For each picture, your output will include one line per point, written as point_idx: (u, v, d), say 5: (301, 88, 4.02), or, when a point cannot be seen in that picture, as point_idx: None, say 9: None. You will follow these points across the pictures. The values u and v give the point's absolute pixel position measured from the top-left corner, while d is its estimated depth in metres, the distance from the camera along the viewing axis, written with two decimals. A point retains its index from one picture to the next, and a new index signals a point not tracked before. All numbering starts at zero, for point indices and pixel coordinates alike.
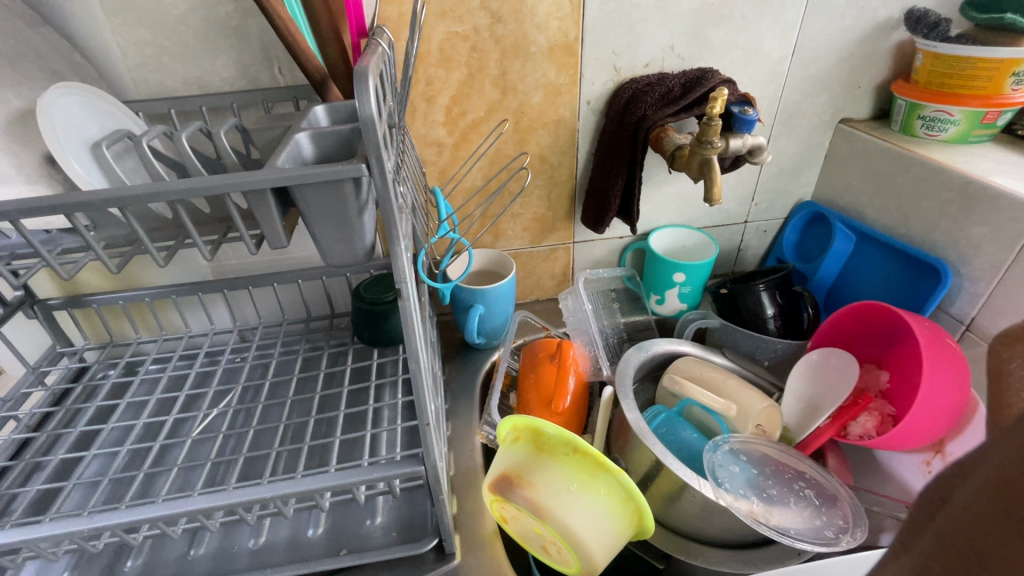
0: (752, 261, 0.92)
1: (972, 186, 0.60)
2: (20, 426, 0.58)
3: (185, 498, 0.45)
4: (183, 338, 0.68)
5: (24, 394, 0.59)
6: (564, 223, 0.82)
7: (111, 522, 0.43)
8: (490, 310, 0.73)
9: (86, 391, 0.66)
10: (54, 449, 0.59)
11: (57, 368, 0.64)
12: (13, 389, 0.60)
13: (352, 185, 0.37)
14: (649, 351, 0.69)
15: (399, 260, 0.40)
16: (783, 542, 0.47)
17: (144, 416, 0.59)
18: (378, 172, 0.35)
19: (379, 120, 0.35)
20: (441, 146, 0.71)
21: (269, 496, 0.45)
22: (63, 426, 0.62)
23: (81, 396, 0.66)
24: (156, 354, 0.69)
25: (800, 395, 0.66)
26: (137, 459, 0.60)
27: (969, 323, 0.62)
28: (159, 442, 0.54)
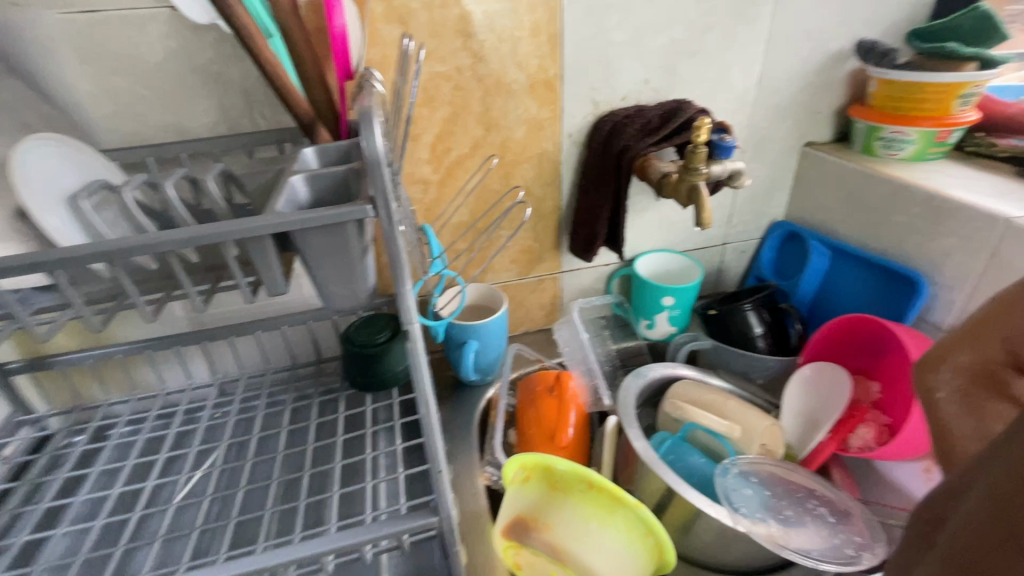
0: (733, 280, 0.94)
1: (937, 200, 0.63)
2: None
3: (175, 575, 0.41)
4: (160, 395, 0.64)
5: None
6: (551, 253, 0.82)
7: None
8: (484, 346, 0.72)
9: (51, 461, 0.61)
10: (16, 530, 0.54)
11: (18, 439, 0.58)
12: None
13: (354, 226, 0.36)
14: (647, 377, 0.69)
15: (405, 300, 0.38)
16: (808, 566, 0.46)
17: (120, 485, 0.54)
18: (384, 213, 0.35)
19: (385, 161, 0.34)
20: (427, 183, 0.71)
21: (269, 564, 0.41)
22: (25, 503, 0.56)
23: (46, 467, 0.60)
24: (130, 415, 0.64)
25: (799, 411, 0.66)
26: (112, 533, 0.55)
27: (948, 329, 0.65)
28: (139, 512, 0.49)
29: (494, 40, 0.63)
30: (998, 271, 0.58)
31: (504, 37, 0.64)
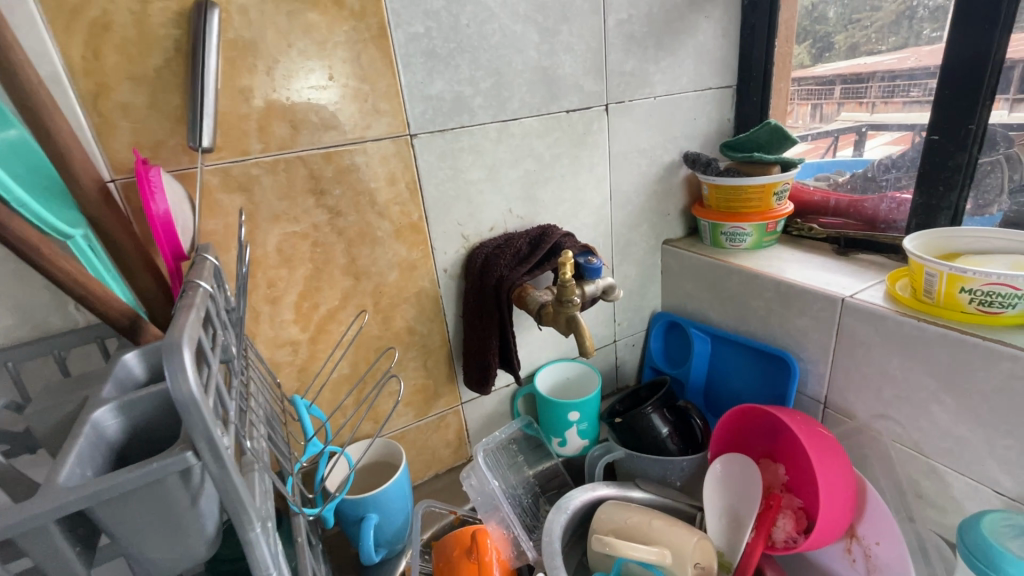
0: (631, 374, 0.95)
1: (783, 286, 0.70)
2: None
3: None
4: None
5: None
6: (448, 386, 0.77)
7: None
8: (385, 516, 0.63)
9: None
10: None
11: None
12: None
13: (177, 479, 0.29)
14: (569, 510, 0.64)
15: (258, 548, 0.32)
16: None
17: None
18: (210, 459, 0.29)
19: (204, 396, 0.28)
20: (295, 344, 0.64)
21: None
22: None
23: None
24: None
25: (720, 511, 0.65)
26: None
27: (824, 401, 0.69)
28: None
29: (349, 194, 0.62)
30: (848, 345, 0.64)
31: (360, 190, 0.63)
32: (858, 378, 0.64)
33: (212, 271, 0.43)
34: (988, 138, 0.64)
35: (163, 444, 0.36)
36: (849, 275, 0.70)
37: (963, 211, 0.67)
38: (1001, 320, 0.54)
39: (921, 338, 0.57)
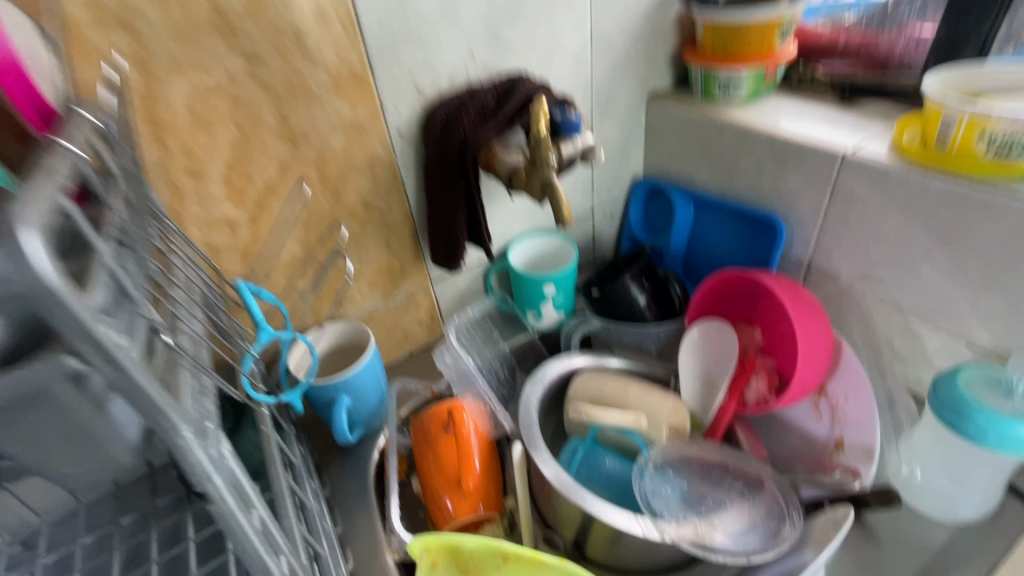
0: (610, 246, 0.91)
1: (779, 140, 0.63)
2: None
3: None
4: None
5: None
6: (415, 265, 0.72)
7: None
8: (357, 397, 0.62)
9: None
10: None
11: None
12: None
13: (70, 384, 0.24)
14: (545, 381, 0.63)
15: (193, 454, 0.27)
16: (741, 564, 0.45)
17: None
18: (102, 358, 0.23)
19: (72, 283, 0.22)
20: (232, 224, 0.56)
21: None
22: None
23: None
24: None
25: (695, 375, 0.65)
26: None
27: (809, 263, 0.66)
28: None
29: (267, 33, 0.49)
30: (843, 204, 0.60)
31: (281, 27, 0.50)
32: (849, 238, 0.60)
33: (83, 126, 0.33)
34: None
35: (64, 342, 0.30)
36: (852, 126, 0.63)
37: (991, 47, 0.59)
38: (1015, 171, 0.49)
39: (925, 194, 0.52)
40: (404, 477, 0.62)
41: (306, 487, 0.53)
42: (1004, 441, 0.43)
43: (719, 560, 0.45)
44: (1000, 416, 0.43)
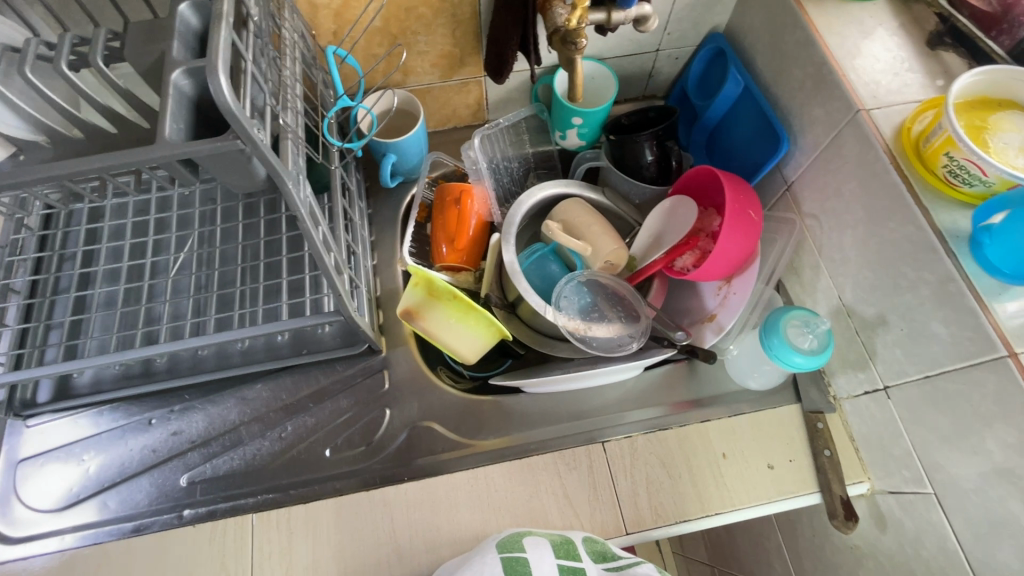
0: (662, 85, 0.95)
1: (827, 68, 0.64)
2: (25, 278, 0.75)
3: (178, 340, 0.69)
4: (129, 202, 0.79)
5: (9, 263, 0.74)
6: (472, 58, 0.81)
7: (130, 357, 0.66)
8: (403, 156, 0.83)
9: (62, 236, 0.79)
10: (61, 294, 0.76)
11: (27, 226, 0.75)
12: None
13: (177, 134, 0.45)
14: (537, 196, 0.83)
15: (295, 202, 0.51)
16: (582, 348, 0.75)
17: (121, 265, 0.75)
18: (175, 133, 0.45)
19: (236, 101, 0.42)
20: (328, 7, 0.68)
21: (216, 341, 0.67)
22: (58, 271, 0.78)
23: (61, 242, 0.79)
24: (112, 215, 0.79)
25: (650, 230, 0.82)
26: (135, 272, 0.79)
27: (789, 186, 0.75)
28: (143, 304, 0.76)
29: None
30: (820, 165, 0.69)
31: None
32: (817, 182, 0.70)
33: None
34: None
35: (216, 111, 0.49)
36: (902, 73, 0.62)
37: None
38: (955, 193, 0.55)
39: (881, 177, 0.59)
40: (421, 221, 0.87)
41: (357, 203, 0.82)
42: (782, 362, 0.64)
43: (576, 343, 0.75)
44: (787, 347, 0.63)
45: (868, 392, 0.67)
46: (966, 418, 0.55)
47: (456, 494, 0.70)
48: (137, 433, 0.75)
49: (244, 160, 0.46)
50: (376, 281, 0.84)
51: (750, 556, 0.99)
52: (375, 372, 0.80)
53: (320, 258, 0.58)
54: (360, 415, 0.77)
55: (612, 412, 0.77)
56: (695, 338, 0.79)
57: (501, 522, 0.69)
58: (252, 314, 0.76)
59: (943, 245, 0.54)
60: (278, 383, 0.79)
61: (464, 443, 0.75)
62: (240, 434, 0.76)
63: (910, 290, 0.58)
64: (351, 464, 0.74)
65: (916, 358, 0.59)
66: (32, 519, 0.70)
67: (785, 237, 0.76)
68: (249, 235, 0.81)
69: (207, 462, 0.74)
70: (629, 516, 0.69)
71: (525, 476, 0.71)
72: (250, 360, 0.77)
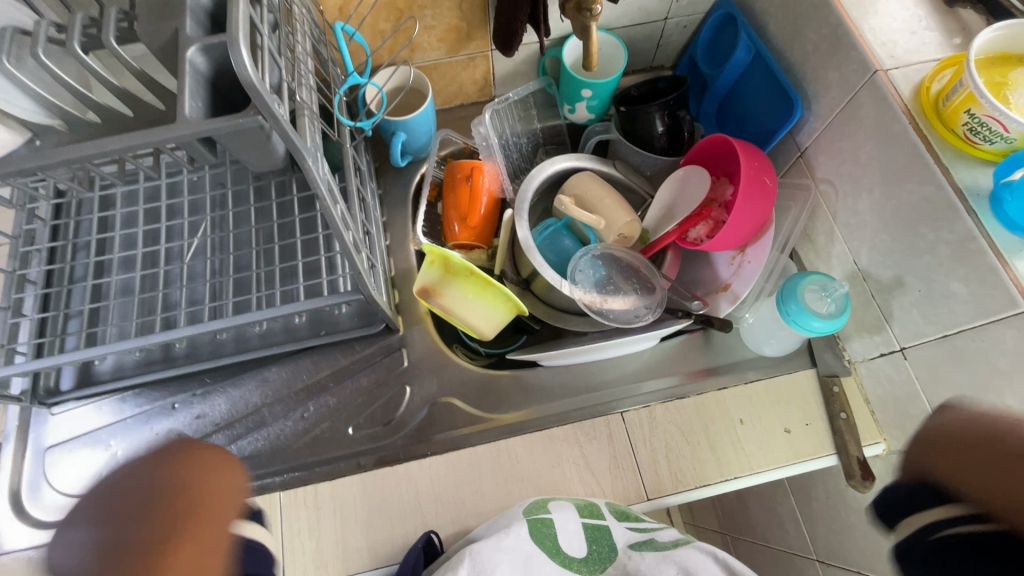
0: (670, 55, 0.94)
1: (842, 30, 0.63)
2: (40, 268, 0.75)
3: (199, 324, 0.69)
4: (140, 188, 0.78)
5: (25, 252, 0.74)
6: (480, 32, 0.80)
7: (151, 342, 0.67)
8: (412, 134, 0.83)
9: (75, 225, 0.79)
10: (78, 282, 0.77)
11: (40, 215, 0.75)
12: (14, 251, 0.74)
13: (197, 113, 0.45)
14: (549, 171, 0.83)
15: (315, 179, 0.51)
16: (599, 321, 0.75)
17: (137, 251, 0.75)
18: (194, 111, 0.44)
19: (257, 75, 0.41)
20: None
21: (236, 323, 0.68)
22: (73, 260, 0.78)
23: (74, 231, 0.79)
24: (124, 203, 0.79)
25: (662, 202, 0.82)
26: (150, 259, 0.79)
27: (802, 152, 0.75)
28: (160, 290, 0.76)
29: None
30: (835, 129, 0.68)
31: None
32: (832, 146, 0.69)
33: None
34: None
35: (233, 89, 0.49)
36: (919, 32, 0.62)
37: None
38: (974, 150, 0.55)
39: (899, 138, 0.59)
40: (432, 199, 0.87)
41: (368, 183, 0.82)
42: (801, 327, 0.64)
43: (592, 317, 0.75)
44: (806, 312, 0.64)
45: (884, 354, 0.68)
46: (985, 374, 0.55)
47: (480, 467, 0.71)
48: (161, 418, 0.76)
49: (264, 137, 0.46)
50: (390, 261, 0.85)
51: (765, 522, 1.01)
52: (393, 351, 0.81)
53: (339, 235, 0.58)
54: (381, 393, 0.78)
55: (629, 383, 0.78)
56: (710, 307, 0.79)
57: (525, 492, 0.70)
58: (269, 297, 0.77)
59: (963, 203, 0.54)
60: (297, 365, 0.79)
61: (483, 418, 0.76)
62: (263, 416, 0.76)
63: (928, 251, 0.58)
64: (374, 441, 0.75)
65: (934, 318, 0.60)
66: (64, 503, 0.71)
67: (798, 203, 0.76)
68: (261, 219, 0.81)
69: (232, 444, 0.75)
70: (650, 484, 0.70)
71: (547, 448, 0.72)
72: (269, 342, 0.78)
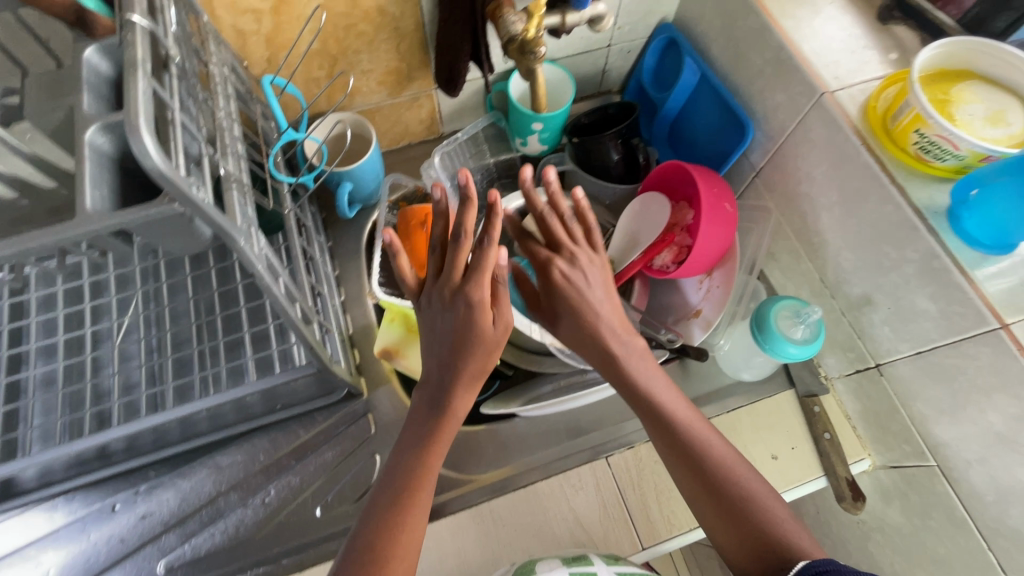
0: (616, 80, 0.93)
1: (785, 53, 0.63)
2: None
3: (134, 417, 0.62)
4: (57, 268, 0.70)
5: None
6: (421, 72, 0.77)
7: (78, 447, 0.59)
8: (359, 183, 0.78)
9: None
10: None
11: None
12: None
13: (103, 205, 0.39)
14: (506, 209, 0.79)
15: (251, 260, 0.46)
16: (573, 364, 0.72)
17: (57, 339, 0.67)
18: (99, 201, 0.39)
19: (166, 160, 0.36)
20: (257, 13, 0.61)
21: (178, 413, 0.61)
22: None
23: None
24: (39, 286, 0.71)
25: (624, 230, 0.80)
26: (74, 346, 0.71)
27: (757, 173, 0.75)
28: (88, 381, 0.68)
29: None
30: (787, 149, 0.68)
31: None
32: (786, 167, 0.69)
33: (144, 10, 0.40)
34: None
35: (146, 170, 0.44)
36: (859, 51, 0.62)
37: None
38: (927, 168, 0.55)
39: (852, 159, 0.59)
40: (387, 247, 0.83)
41: (316, 239, 0.76)
42: (776, 354, 0.63)
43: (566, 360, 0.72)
44: (781, 339, 0.62)
45: (860, 370, 0.67)
46: (962, 390, 0.55)
47: (463, 536, 0.66)
48: (101, 523, 0.68)
49: (186, 224, 0.41)
50: (346, 319, 0.79)
51: None
52: (359, 417, 0.75)
53: (285, 312, 0.53)
54: (349, 465, 0.72)
55: (611, 424, 0.75)
56: (683, 335, 0.77)
57: (512, 558, 0.65)
58: (214, 374, 0.70)
59: (922, 222, 0.54)
60: (254, 445, 0.72)
61: (462, 480, 0.71)
62: (218, 507, 0.69)
63: (893, 269, 0.58)
64: (344, 521, 0.69)
65: (905, 334, 0.59)
66: None
67: (759, 225, 0.75)
68: (200, 288, 0.74)
69: (186, 543, 0.67)
70: (642, 531, 0.67)
71: (531, 506, 0.68)
72: (219, 424, 0.71)
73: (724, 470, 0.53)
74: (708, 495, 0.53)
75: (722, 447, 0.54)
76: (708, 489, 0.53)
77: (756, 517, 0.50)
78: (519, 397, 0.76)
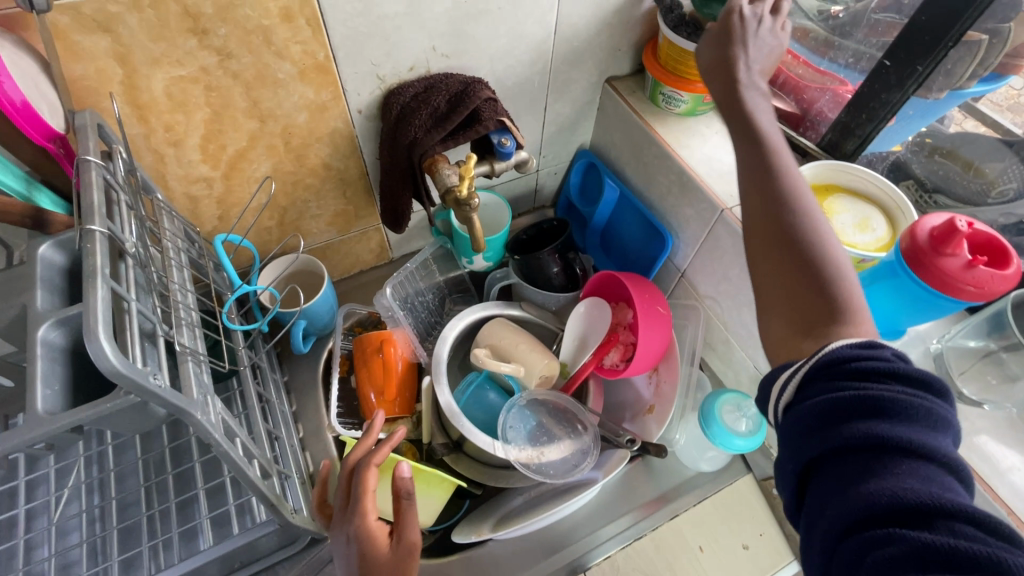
0: (548, 195, 1.03)
1: (686, 176, 0.73)
2: None
3: None
4: None
5: None
6: (368, 210, 0.83)
7: None
8: (313, 318, 0.80)
9: None
10: None
11: None
12: None
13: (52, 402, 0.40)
14: (459, 327, 0.83)
15: (207, 431, 0.46)
16: (539, 479, 0.72)
17: None
18: (50, 398, 0.39)
19: (122, 357, 0.37)
20: (209, 180, 0.66)
21: None
22: None
23: None
24: None
25: (572, 333, 0.85)
26: None
27: (682, 273, 0.83)
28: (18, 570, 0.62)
29: (254, 65, 0.57)
30: (704, 254, 0.76)
31: (251, 29, 0.54)
32: (706, 268, 0.77)
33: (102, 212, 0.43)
34: (953, 57, 0.58)
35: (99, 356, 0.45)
36: None
37: (871, 140, 0.67)
38: None
39: None
40: (345, 374, 0.84)
41: (271, 380, 0.76)
42: (725, 446, 0.67)
43: (532, 476, 0.72)
44: (727, 432, 0.66)
45: None
46: None
47: None
48: None
49: (142, 409, 0.42)
50: (306, 457, 0.78)
51: None
52: (324, 564, 0.71)
53: (242, 473, 0.52)
54: None
55: (585, 534, 0.75)
56: (642, 431, 0.79)
57: None
58: (165, 541, 0.66)
59: None
60: None
61: None
62: None
63: None
64: None
65: None
66: None
67: (692, 319, 0.82)
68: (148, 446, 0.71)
69: None
70: None
71: None
72: None
73: (818, 255, 0.46)
74: (769, 224, 0.49)
75: (834, 251, 0.46)
76: (785, 263, 0.46)
77: (832, 331, 0.42)
78: (491, 517, 0.75)
